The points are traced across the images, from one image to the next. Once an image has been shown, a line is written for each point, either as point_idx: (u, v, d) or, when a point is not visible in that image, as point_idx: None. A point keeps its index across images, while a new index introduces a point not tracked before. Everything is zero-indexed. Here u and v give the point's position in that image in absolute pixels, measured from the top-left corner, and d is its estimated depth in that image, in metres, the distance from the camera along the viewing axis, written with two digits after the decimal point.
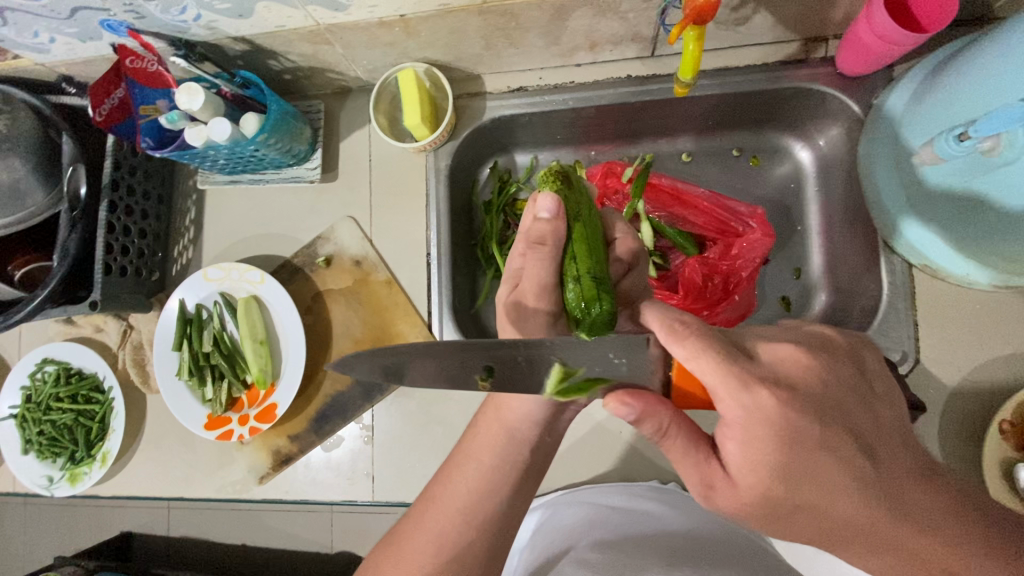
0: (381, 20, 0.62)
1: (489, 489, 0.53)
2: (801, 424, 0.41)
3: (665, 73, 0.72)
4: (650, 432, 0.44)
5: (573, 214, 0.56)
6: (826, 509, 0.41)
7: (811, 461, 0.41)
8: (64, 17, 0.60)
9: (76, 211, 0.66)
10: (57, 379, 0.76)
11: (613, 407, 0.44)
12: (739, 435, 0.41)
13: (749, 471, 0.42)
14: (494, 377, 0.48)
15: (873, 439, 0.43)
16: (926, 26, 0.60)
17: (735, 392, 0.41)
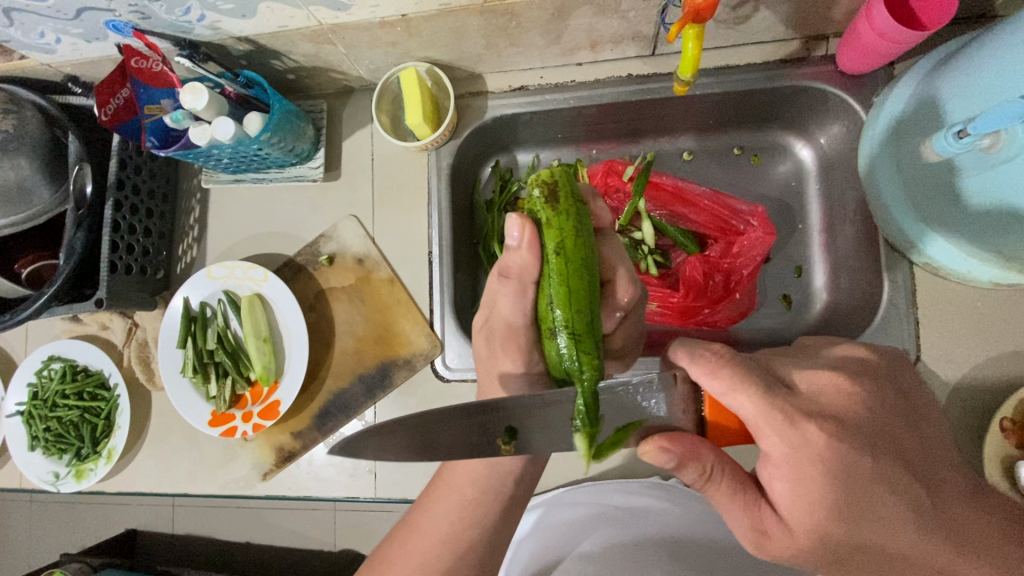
0: (383, 20, 0.62)
1: (491, 493, 0.55)
2: (849, 456, 0.44)
3: (665, 72, 0.72)
4: (693, 476, 0.47)
5: (554, 245, 0.50)
6: (876, 540, 0.45)
7: (861, 494, 0.45)
8: (70, 18, 0.61)
9: (82, 211, 0.67)
10: (63, 376, 0.76)
11: (653, 454, 0.46)
12: (791, 475, 0.45)
13: (808, 514, 0.45)
14: (516, 439, 0.47)
15: (910, 467, 0.47)
16: (926, 24, 0.60)
17: (783, 430, 0.44)
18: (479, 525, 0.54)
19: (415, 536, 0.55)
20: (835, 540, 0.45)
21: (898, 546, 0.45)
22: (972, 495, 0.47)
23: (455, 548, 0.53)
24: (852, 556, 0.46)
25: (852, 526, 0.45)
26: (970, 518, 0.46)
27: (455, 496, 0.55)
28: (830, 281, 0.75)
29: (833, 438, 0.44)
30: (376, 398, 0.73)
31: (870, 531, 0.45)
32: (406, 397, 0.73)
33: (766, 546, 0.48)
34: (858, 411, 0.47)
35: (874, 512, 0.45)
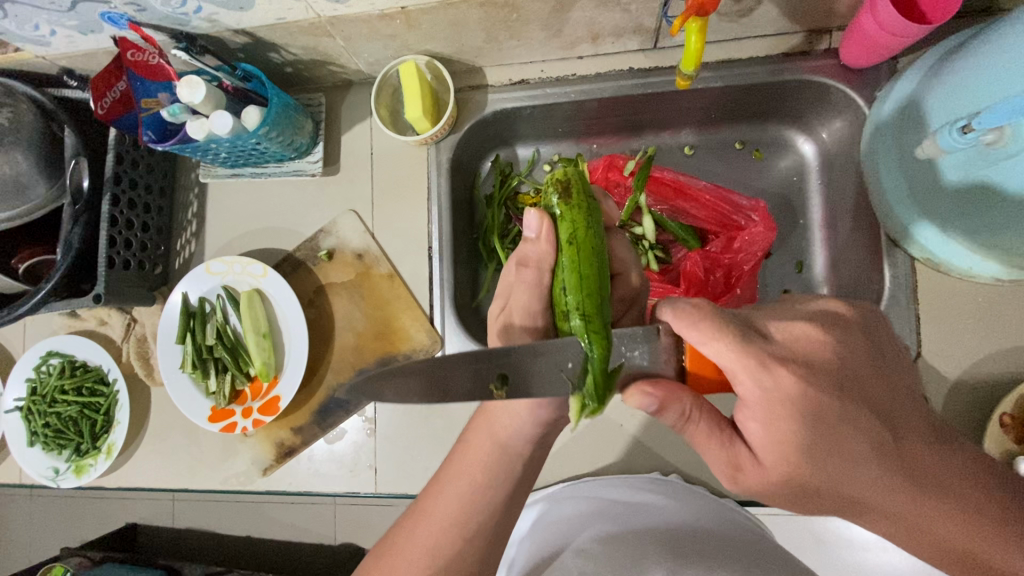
0: (382, 12, 0.61)
1: (496, 478, 0.54)
2: (818, 398, 0.45)
3: (667, 65, 0.71)
4: (673, 418, 0.48)
5: (567, 233, 0.53)
6: (843, 479, 0.45)
7: (829, 434, 0.45)
8: (65, 10, 0.60)
9: (78, 205, 0.67)
10: (62, 371, 0.76)
11: (636, 399, 0.48)
12: (761, 415, 0.45)
13: (777, 446, 0.45)
14: (507, 387, 0.46)
15: (884, 411, 0.46)
16: (929, 17, 0.60)
17: (755, 372, 0.44)
18: (485, 511, 0.53)
19: (417, 523, 0.54)
20: (804, 478, 0.45)
21: (862, 485, 0.45)
22: (947, 445, 0.47)
23: (462, 535, 0.52)
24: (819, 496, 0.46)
25: (820, 464, 0.44)
26: (946, 467, 0.45)
27: (462, 479, 0.54)
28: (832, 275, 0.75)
29: (806, 380, 0.45)
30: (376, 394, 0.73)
31: (836, 470, 0.45)
32: None
33: (742, 480, 0.48)
34: (831, 359, 0.47)
35: (841, 447, 0.45)
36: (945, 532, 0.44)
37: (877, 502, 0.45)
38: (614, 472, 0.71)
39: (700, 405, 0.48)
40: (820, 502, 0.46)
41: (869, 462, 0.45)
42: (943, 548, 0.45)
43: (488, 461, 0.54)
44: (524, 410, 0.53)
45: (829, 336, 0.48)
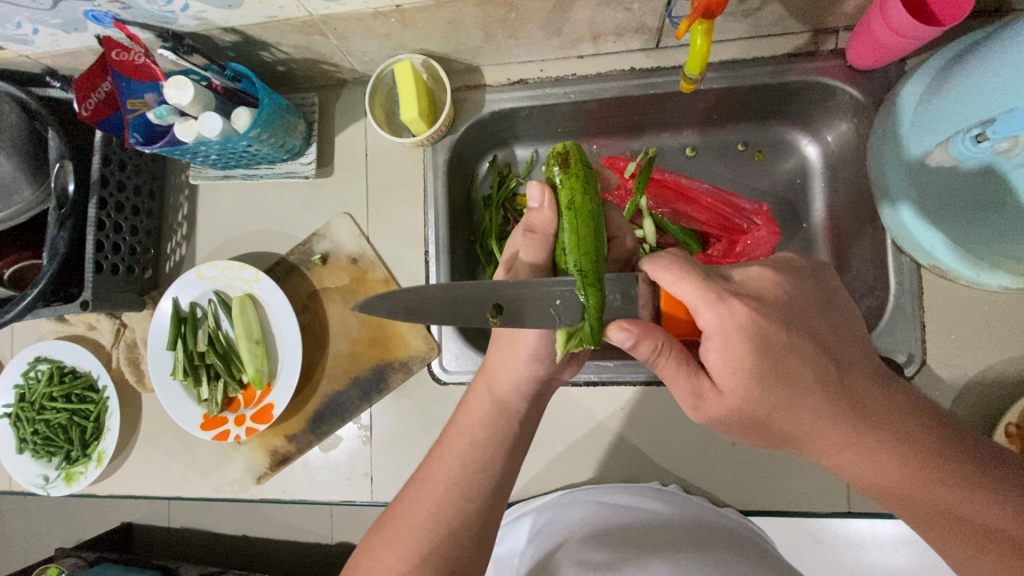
0: (376, 10, 0.59)
1: (495, 439, 0.53)
2: (771, 329, 0.45)
3: (669, 65, 0.70)
4: (647, 352, 0.49)
5: (566, 199, 0.55)
6: (795, 409, 0.45)
7: (783, 363, 0.45)
8: (47, 8, 0.57)
9: (64, 210, 0.64)
10: (50, 378, 0.75)
11: (613, 335, 0.49)
12: (721, 346, 0.45)
13: (731, 374, 0.46)
14: (503, 315, 0.48)
15: (833, 345, 0.47)
16: (941, 18, 0.58)
17: (714, 305, 0.45)
18: (484, 477, 0.52)
19: (418, 488, 0.52)
20: (754, 407, 0.46)
21: (803, 418, 0.45)
22: (884, 384, 0.47)
23: (465, 499, 0.50)
24: (769, 425, 0.47)
25: (768, 393, 0.45)
26: (881, 402, 0.45)
27: (461, 439, 0.53)
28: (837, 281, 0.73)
29: (759, 313, 0.45)
30: (371, 401, 0.72)
31: (782, 402, 0.45)
32: (403, 399, 0.72)
33: (701, 407, 0.49)
34: (784, 296, 0.47)
35: (788, 378, 0.45)
36: (878, 468, 0.44)
37: (818, 436, 0.45)
38: (613, 480, 0.70)
39: (672, 341, 0.49)
40: (769, 432, 0.47)
41: (811, 394, 0.45)
42: (874, 483, 0.45)
43: (488, 419, 0.54)
44: (521, 365, 0.54)
45: (783, 278, 0.48)
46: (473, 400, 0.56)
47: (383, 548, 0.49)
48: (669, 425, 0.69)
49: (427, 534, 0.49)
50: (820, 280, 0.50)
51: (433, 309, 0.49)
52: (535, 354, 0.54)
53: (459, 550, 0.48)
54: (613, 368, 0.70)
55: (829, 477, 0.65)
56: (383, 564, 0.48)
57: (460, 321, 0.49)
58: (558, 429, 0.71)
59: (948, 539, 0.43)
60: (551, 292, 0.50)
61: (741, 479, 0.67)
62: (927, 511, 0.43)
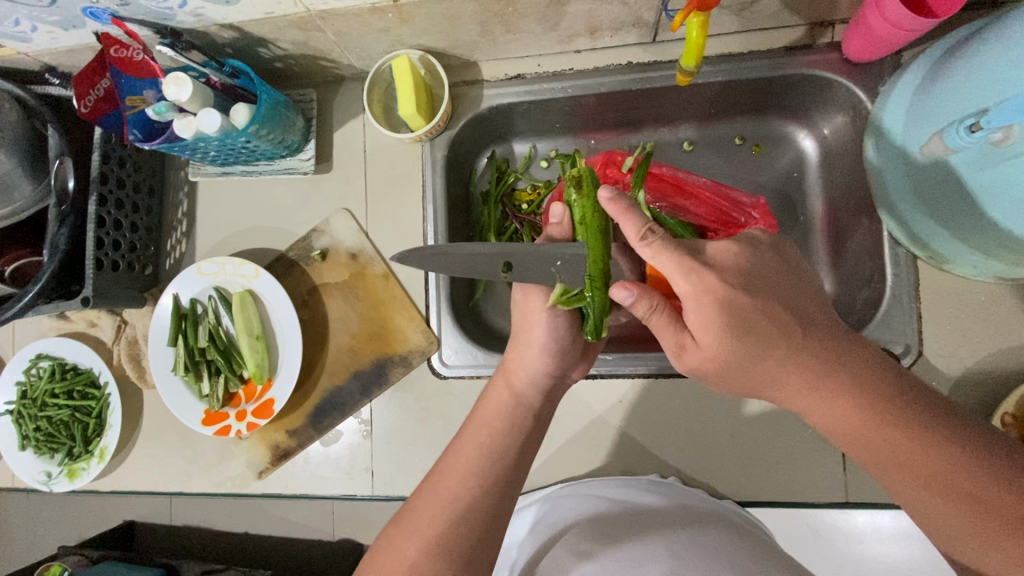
0: (374, 6, 0.59)
1: (515, 429, 0.53)
2: (737, 292, 0.47)
3: (667, 59, 0.70)
4: (643, 312, 0.51)
5: (580, 213, 0.54)
6: (766, 364, 0.46)
7: (750, 320, 0.46)
8: (46, 5, 0.58)
9: (65, 207, 0.65)
10: (52, 375, 0.75)
11: (614, 292, 0.50)
12: (693, 306, 0.47)
13: (704, 329, 0.47)
14: (512, 272, 0.51)
15: (798, 306, 0.48)
16: (935, 10, 0.59)
17: (685, 274, 0.47)
18: (503, 466, 0.51)
19: (434, 481, 0.50)
20: (728, 358, 0.47)
21: (768, 366, 0.46)
22: (854, 345, 0.47)
23: (481, 486, 0.49)
24: (746, 378, 0.48)
25: (736, 343, 0.46)
26: (848, 355, 0.46)
27: (482, 431, 0.53)
28: (834, 273, 0.73)
29: (725, 279, 0.47)
30: (371, 396, 0.72)
31: (748, 351, 0.46)
32: (402, 394, 0.72)
33: (683, 358, 0.50)
34: (749, 265, 0.49)
35: (752, 331, 0.46)
36: (839, 415, 0.44)
37: (784, 384, 0.46)
38: (612, 473, 0.70)
39: (666, 301, 0.50)
40: (739, 380, 0.48)
41: (772, 345, 0.46)
42: (836, 429, 0.45)
43: (506, 412, 0.54)
44: (536, 358, 0.55)
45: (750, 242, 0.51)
46: (493, 395, 0.55)
47: (402, 542, 0.47)
48: (668, 417, 0.69)
49: (443, 522, 0.47)
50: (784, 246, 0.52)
51: (455, 262, 0.50)
52: (546, 348, 0.56)
53: (475, 527, 0.47)
54: (612, 360, 0.70)
55: (827, 467, 0.65)
56: (403, 556, 0.46)
57: (470, 274, 0.51)
58: (557, 422, 0.71)
59: (906, 486, 0.42)
60: (552, 251, 0.53)
61: (740, 470, 0.67)
62: (886, 459, 0.43)
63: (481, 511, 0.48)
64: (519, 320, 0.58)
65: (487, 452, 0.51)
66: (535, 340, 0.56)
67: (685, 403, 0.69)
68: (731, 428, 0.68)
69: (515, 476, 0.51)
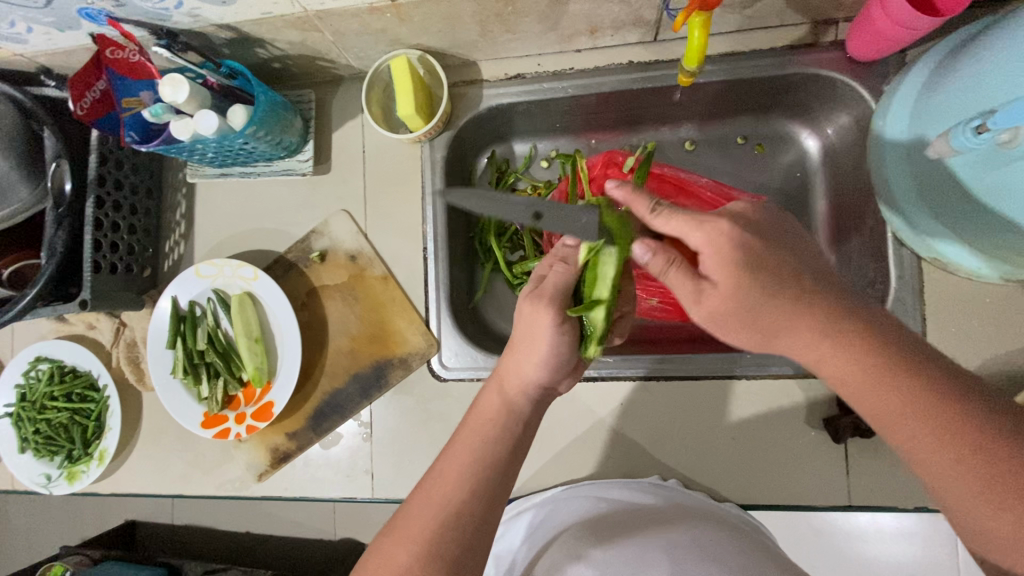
0: (371, 6, 0.59)
1: (506, 437, 0.51)
2: (752, 237, 0.45)
3: (668, 59, 0.69)
4: (662, 266, 0.49)
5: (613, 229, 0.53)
6: (775, 306, 0.44)
7: (764, 264, 0.44)
8: (41, 6, 0.57)
9: (61, 209, 0.65)
10: (51, 377, 0.75)
11: (636, 248, 0.49)
12: (711, 251, 0.45)
13: (721, 269, 0.45)
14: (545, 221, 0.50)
15: (808, 258, 0.47)
16: (942, 9, 0.58)
17: (701, 222, 0.46)
18: (498, 472, 0.49)
19: (427, 488, 0.49)
20: (741, 303, 0.45)
21: (783, 307, 0.44)
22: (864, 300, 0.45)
23: (476, 493, 0.47)
24: (755, 322, 0.45)
25: (753, 285, 0.44)
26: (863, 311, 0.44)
27: (474, 439, 0.51)
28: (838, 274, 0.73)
29: (740, 226, 0.46)
30: (371, 398, 0.72)
31: (763, 292, 0.44)
32: (402, 396, 0.72)
33: (701, 304, 0.47)
34: (760, 217, 0.48)
35: (766, 276, 0.44)
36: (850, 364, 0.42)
37: (798, 331, 0.44)
38: (613, 476, 0.69)
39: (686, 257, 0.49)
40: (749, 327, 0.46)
41: (785, 290, 0.44)
42: (844, 379, 0.42)
43: (500, 421, 0.52)
44: (533, 368, 0.53)
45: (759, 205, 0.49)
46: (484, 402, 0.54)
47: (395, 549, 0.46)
48: (669, 419, 0.69)
49: (437, 532, 0.45)
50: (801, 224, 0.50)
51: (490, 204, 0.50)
52: (546, 360, 0.53)
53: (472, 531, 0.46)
54: (613, 363, 0.70)
55: (830, 471, 0.65)
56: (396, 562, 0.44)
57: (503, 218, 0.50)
58: (558, 425, 0.71)
59: (913, 442, 0.40)
60: (581, 210, 0.52)
61: (742, 473, 0.67)
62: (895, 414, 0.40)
63: (472, 515, 0.46)
64: (522, 327, 0.54)
65: (481, 459, 0.49)
66: (536, 351, 0.53)
67: (687, 405, 0.69)
68: (732, 431, 0.68)
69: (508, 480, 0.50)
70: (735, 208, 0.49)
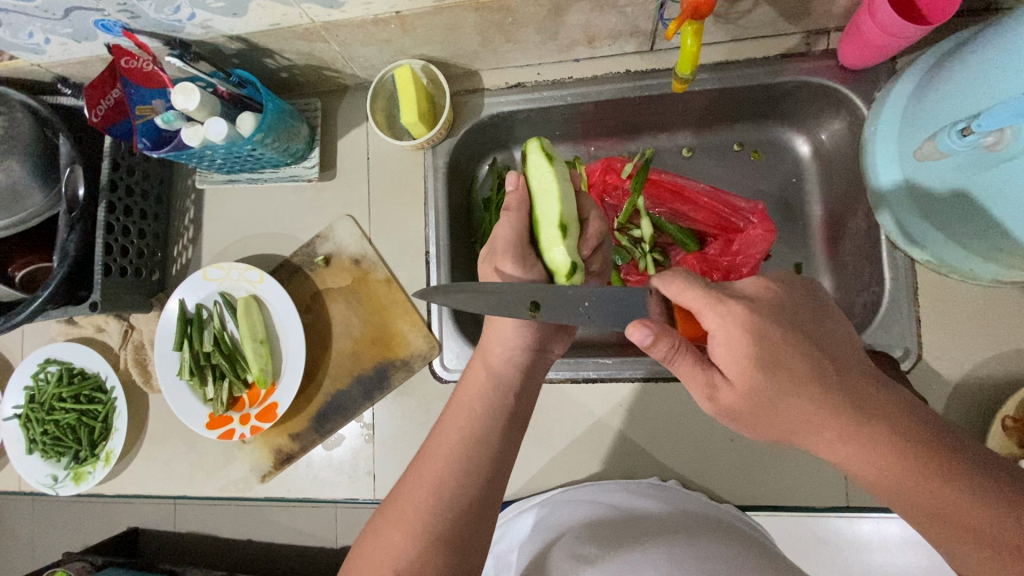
0: (377, 17, 0.61)
1: (497, 411, 0.53)
2: (770, 328, 0.45)
3: (664, 67, 0.71)
4: (662, 352, 0.47)
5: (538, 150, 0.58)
6: (803, 422, 0.44)
7: (782, 357, 0.44)
8: (59, 18, 0.59)
9: (74, 213, 0.66)
10: (60, 379, 0.76)
11: (632, 331, 0.46)
12: (725, 341, 0.45)
13: (734, 364, 0.45)
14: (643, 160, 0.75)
15: (829, 349, 0.46)
16: (927, 17, 0.60)
17: (714, 307, 0.45)
18: (486, 444, 0.51)
19: (417, 470, 0.50)
20: (753, 408, 0.46)
21: (802, 410, 0.43)
22: (881, 387, 0.44)
23: (465, 469, 0.49)
24: (776, 419, 0.45)
25: (766, 379, 0.44)
26: (881, 401, 0.43)
27: (461, 414, 0.52)
28: (835, 277, 0.74)
29: (754, 308, 0.45)
30: (373, 400, 0.73)
31: (780, 389, 0.44)
32: (404, 397, 0.73)
33: (716, 399, 0.48)
34: (779, 297, 0.47)
35: (792, 373, 0.44)
36: (877, 465, 0.42)
37: (818, 433, 0.43)
38: (613, 476, 0.70)
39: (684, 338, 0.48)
40: (771, 425, 0.46)
41: (810, 368, 0.44)
42: (873, 478, 0.42)
43: (484, 390, 0.53)
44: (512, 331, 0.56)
45: (778, 282, 0.49)
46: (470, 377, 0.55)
47: (385, 531, 0.48)
48: (668, 421, 0.70)
49: (430, 507, 0.47)
50: (819, 296, 0.50)
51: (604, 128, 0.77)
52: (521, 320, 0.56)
53: (472, 519, 0.48)
54: (612, 364, 0.71)
55: (829, 473, 0.65)
56: (392, 545, 0.46)
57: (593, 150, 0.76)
58: (558, 426, 0.71)
59: (931, 525, 0.41)
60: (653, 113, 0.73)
61: (741, 474, 0.67)
62: (925, 507, 0.40)
63: (467, 491, 0.48)
64: None
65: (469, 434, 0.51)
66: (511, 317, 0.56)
67: (685, 407, 0.69)
68: (731, 432, 0.68)
69: (504, 470, 0.51)
70: (752, 288, 0.48)
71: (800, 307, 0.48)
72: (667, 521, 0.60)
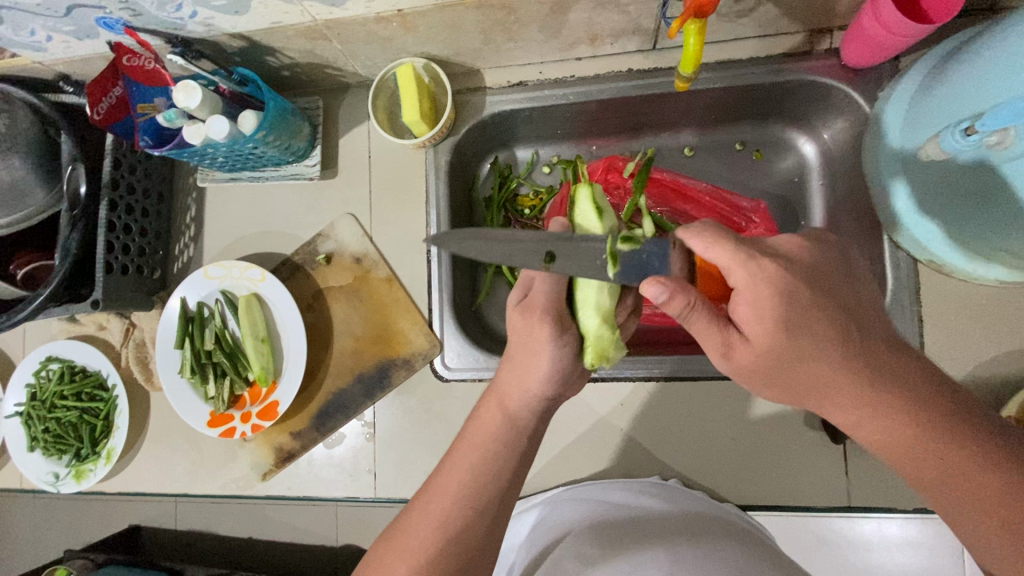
0: (379, 15, 0.61)
1: (509, 452, 0.51)
2: (798, 286, 0.45)
3: (666, 65, 0.71)
4: (678, 309, 0.47)
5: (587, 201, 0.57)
6: (820, 381, 0.44)
7: (808, 317, 0.44)
8: (61, 16, 0.59)
9: (76, 211, 0.67)
10: (61, 376, 0.76)
11: (648, 287, 0.46)
12: (751, 299, 0.45)
13: (758, 322, 0.45)
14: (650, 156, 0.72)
15: (856, 311, 0.46)
16: (932, 16, 0.59)
17: (745, 262, 0.45)
18: (495, 484, 0.50)
19: (427, 499, 0.50)
20: (769, 370, 0.46)
21: (820, 369, 0.44)
22: (905, 354, 0.45)
23: (474, 509, 0.48)
24: (792, 381, 0.45)
25: (788, 339, 0.44)
26: (900, 368, 0.44)
27: (473, 454, 0.51)
28: None
29: (784, 267, 0.45)
30: (374, 398, 0.73)
31: (800, 349, 0.44)
32: (405, 396, 0.73)
33: (731, 358, 0.47)
34: (811, 257, 0.47)
35: (816, 334, 0.44)
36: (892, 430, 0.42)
37: (834, 394, 0.44)
38: (614, 475, 0.70)
39: (703, 296, 0.47)
40: (785, 387, 0.46)
41: (832, 329, 0.44)
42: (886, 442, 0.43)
43: (499, 434, 0.51)
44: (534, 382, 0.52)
45: (811, 242, 0.49)
46: (483, 416, 0.53)
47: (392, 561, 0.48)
48: (669, 420, 0.69)
49: (437, 541, 0.47)
50: (850, 262, 0.49)
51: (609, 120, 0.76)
52: (547, 373, 0.52)
53: (471, 520, 0.48)
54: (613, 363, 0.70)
55: (829, 472, 0.65)
56: None
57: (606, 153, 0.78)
58: (559, 425, 0.71)
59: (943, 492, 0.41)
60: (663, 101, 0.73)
61: (741, 473, 0.67)
62: (928, 471, 0.42)
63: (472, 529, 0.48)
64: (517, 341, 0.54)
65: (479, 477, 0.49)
66: (536, 365, 0.52)
67: (686, 406, 0.69)
68: (732, 432, 0.68)
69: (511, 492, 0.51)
70: (785, 246, 0.48)
71: (834, 269, 0.48)
72: (669, 521, 0.60)
